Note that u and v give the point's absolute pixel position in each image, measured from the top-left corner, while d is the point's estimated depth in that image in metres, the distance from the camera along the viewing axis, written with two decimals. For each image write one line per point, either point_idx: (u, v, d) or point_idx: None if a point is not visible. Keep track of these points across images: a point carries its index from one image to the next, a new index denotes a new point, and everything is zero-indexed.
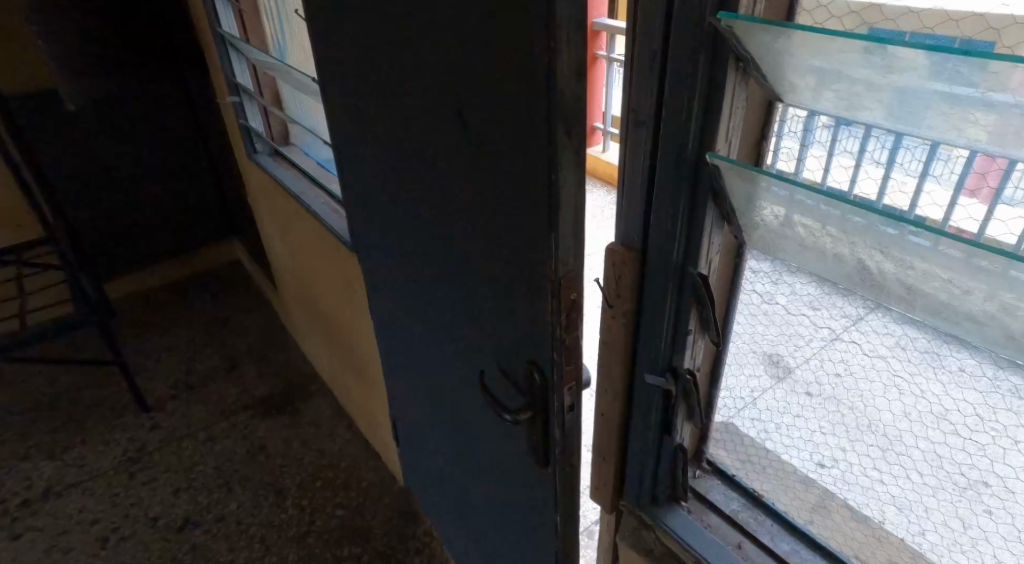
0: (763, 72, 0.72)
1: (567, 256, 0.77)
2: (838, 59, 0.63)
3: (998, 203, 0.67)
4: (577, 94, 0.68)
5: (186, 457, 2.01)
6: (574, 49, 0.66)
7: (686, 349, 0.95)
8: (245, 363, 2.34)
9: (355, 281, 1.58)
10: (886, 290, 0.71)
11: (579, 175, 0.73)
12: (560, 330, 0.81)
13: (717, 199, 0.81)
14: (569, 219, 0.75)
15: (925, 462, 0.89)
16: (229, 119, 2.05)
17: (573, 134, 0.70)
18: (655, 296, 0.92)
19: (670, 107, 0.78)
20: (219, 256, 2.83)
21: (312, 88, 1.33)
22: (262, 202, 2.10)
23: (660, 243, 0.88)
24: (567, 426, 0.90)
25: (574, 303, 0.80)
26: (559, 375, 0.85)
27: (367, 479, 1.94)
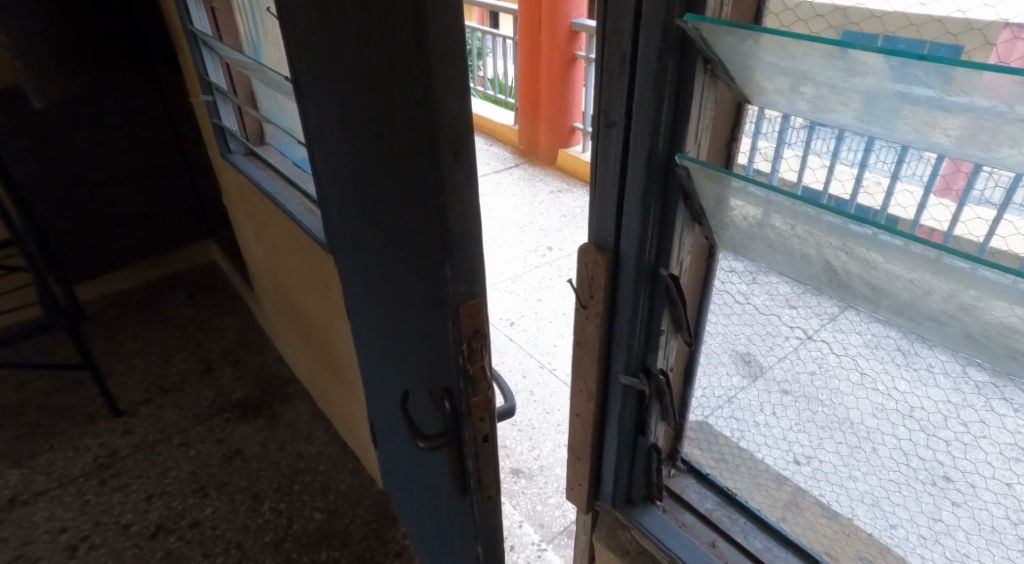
0: (731, 74, 0.72)
1: (464, 280, 0.72)
2: (803, 61, 0.64)
3: (966, 204, 0.67)
4: (459, 115, 0.62)
5: (163, 462, 1.98)
6: (449, 65, 0.59)
7: (659, 349, 0.95)
8: (220, 366, 2.31)
9: (332, 281, 1.57)
10: (851, 289, 0.73)
11: (467, 202, 0.67)
12: (464, 360, 0.77)
13: (687, 198, 0.82)
14: (459, 242, 0.69)
15: (892, 457, 0.90)
16: (203, 119, 2.02)
17: (461, 156, 0.64)
18: (628, 297, 0.92)
19: (641, 110, 0.78)
20: (188, 260, 2.77)
21: (285, 87, 1.31)
22: (237, 201, 2.07)
23: (632, 243, 0.88)
24: (482, 456, 0.86)
25: (478, 333, 0.77)
26: (468, 405, 0.81)
27: (346, 482, 1.93)
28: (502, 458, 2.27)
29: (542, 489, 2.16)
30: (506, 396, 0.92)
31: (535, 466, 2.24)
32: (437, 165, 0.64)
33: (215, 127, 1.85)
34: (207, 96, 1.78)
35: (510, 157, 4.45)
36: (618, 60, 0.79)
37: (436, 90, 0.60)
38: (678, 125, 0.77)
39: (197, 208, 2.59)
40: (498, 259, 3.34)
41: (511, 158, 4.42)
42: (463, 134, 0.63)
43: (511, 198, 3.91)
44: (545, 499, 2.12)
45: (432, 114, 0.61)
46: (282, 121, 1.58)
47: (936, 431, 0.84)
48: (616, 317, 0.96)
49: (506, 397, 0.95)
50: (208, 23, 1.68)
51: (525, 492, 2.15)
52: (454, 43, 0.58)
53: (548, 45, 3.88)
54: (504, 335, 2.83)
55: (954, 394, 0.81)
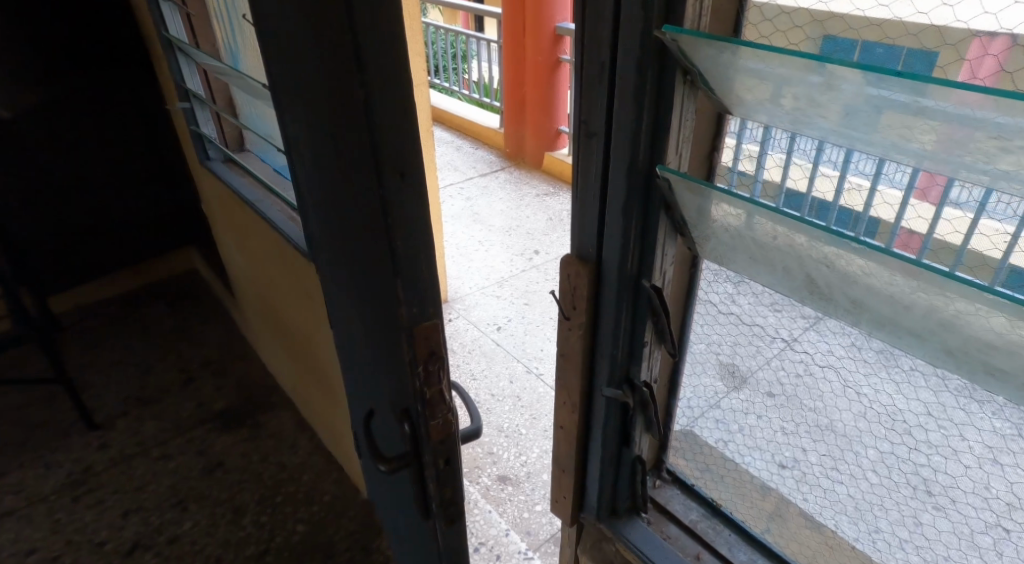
0: (710, 85, 0.71)
1: (417, 300, 0.72)
2: (783, 73, 0.63)
3: (946, 204, 0.67)
4: (400, 135, 0.61)
5: (141, 477, 1.94)
6: (388, 84, 0.59)
7: (642, 360, 0.91)
8: (201, 376, 2.27)
9: (314, 290, 1.55)
10: (833, 302, 0.72)
11: (416, 219, 0.67)
12: (420, 384, 0.77)
13: (671, 210, 0.79)
14: (409, 263, 0.69)
15: (874, 466, 0.90)
16: (180, 126, 1.99)
17: (408, 176, 0.64)
18: (608, 313, 0.89)
19: (618, 122, 0.77)
20: (169, 267, 2.70)
21: (262, 94, 1.28)
22: (216, 209, 2.04)
23: (613, 253, 0.85)
24: (443, 478, 0.85)
25: (433, 355, 0.77)
26: (426, 428, 0.80)
27: (330, 492, 1.90)
28: (489, 465, 2.26)
29: (528, 496, 2.14)
30: (471, 417, 0.90)
31: (521, 472, 2.22)
32: (381, 185, 0.63)
33: (193, 134, 1.83)
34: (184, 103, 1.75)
35: (496, 161, 4.44)
36: (593, 68, 0.78)
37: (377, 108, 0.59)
38: (659, 136, 0.75)
39: (176, 216, 2.54)
40: (483, 264, 3.33)
41: (497, 162, 4.40)
42: (407, 154, 0.63)
43: (498, 202, 3.90)
44: (533, 506, 2.11)
45: (373, 132, 0.60)
46: (259, 126, 1.56)
47: (922, 434, 0.83)
48: (600, 331, 0.92)
49: (473, 416, 0.93)
50: (184, 28, 1.65)
51: (511, 499, 2.13)
52: (391, 58, 0.57)
53: (533, 49, 3.87)
54: (491, 340, 2.82)
55: (933, 400, 0.80)
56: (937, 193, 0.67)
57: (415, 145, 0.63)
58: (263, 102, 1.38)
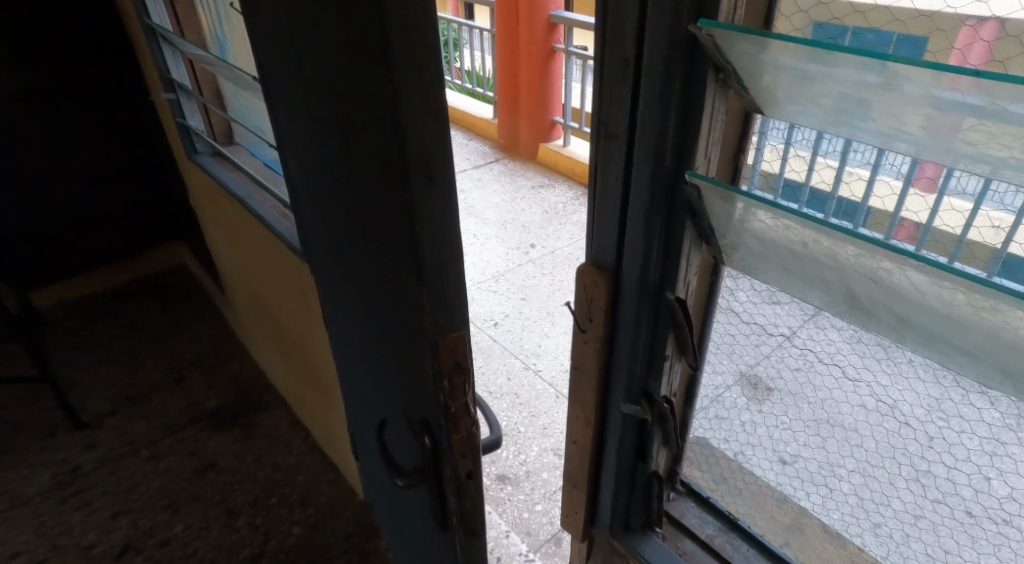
0: (745, 83, 0.65)
1: (443, 309, 0.64)
2: (834, 72, 0.57)
3: (946, 194, 0.64)
4: (431, 133, 0.54)
5: (129, 478, 1.87)
6: (418, 76, 0.51)
7: (662, 375, 0.86)
8: (192, 374, 2.20)
9: (308, 289, 1.49)
10: (877, 318, 0.67)
11: (444, 225, 0.60)
12: (444, 397, 0.69)
13: (695, 216, 0.74)
14: (436, 273, 0.62)
15: (882, 465, 0.87)
16: (165, 118, 1.92)
17: (437, 177, 0.57)
18: (628, 325, 0.84)
19: (644, 124, 0.71)
20: (158, 264, 2.57)
21: (252, 85, 1.21)
22: (204, 204, 1.97)
23: (635, 264, 0.79)
24: (464, 494, 0.78)
25: (459, 367, 0.69)
26: (448, 443, 0.73)
27: (325, 494, 1.85)
28: (487, 464, 2.21)
29: (528, 496, 2.10)
30: (491, 428, 0.84)
31: (521, 471, 2.18)
32: (407, 191, 0.56)
33: (179, 126, 1.76)
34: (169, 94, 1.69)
35: (490, 152, 4.36)
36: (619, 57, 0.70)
37: (404, 103, 0.52)
38: (687, 138, 0.69)
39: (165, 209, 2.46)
40: (478, 258, 3.27)
41: (492, 153, 4.33)
42: (436, 154, 0.55)
43: (493, 194, 3.84)
44: (532, 506, 2.06)
45: (399, 130, 0.53)
46: (246, 119, 1.49)
47: (920, 426, 0.80)
48: (617, 344, 0.87)
49: (492, 426, 0.88)
50: (167, 16, 1.58)
51: (510, 499, 2.09)
52: (421, 48, 0.50)
53: (528, 38, 3.79)
54: (487, 336, 2.77)
55: (933, 389, 0.77)
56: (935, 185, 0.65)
57: (445, 143, 0.55)
58: (252, 94, 1.31)
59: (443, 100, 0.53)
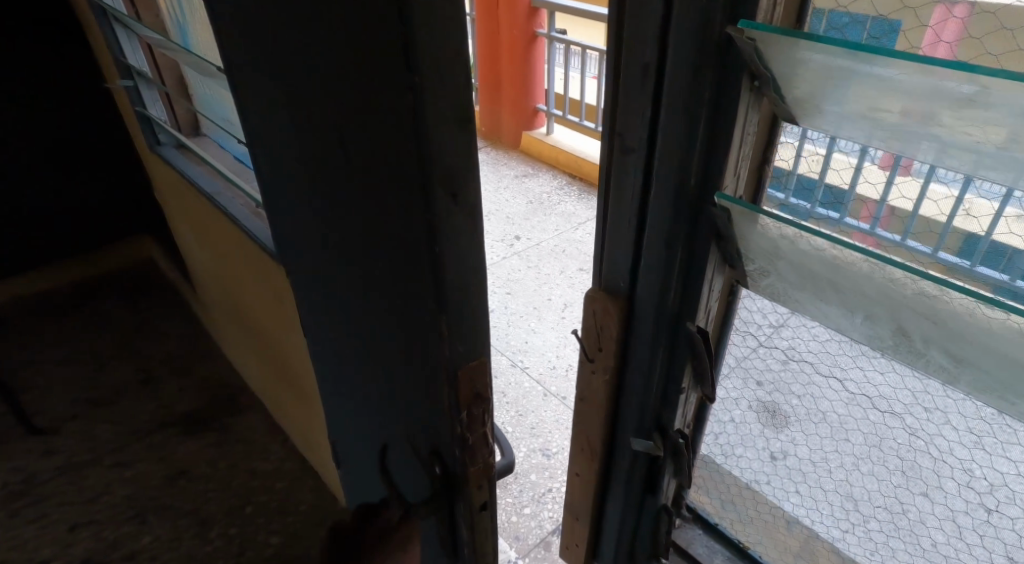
0: (784, 92, 0.57)
1: (464, 337, 0.55)
2: (899, 85, 0.49)
3: (930, 183, 0.59)
4: (456, 145, 0.44)
5: (91, 488, 1.77)
6: (444, 76, 0.41)
7: (676, 408, 0.78)
8: (160, 372, 2.06)
9: (285, 294, 1.38)
10: (925, 358, 0.60)
11: (470, 246, 0.50)
12: (461, 429, 0.61)
13: (721, 237, 0.65)
14: (458, 298, 0.52)
15: (877, 474, 0.82)
16: (123, 106, 1.78)
17: (462, 197, 0.47)
18: (642, 357, 0.76)
19: (666, 138, 0.62)
20: (126, 258, 2.37)
21: (216, 75, 1.09)
22: (170, 198, 1.85)
23: (651, 293, 0.71)
24: (478, 527, 0.67)
25: (479, 398, 0.60)
26: (462, 474, 0.63)
27: (306, 501, 1.74)
28: None
29: (516, 499, 2.03)
30: (502, 452, 0.76)
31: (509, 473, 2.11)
32: (430, 211, 0.47)
33: (138, 115, 1.64)
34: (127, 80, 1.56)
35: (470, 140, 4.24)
36: (649, 49, 0.61)
37: (426, 107, 0.42)
38: (716, 151, 0.60)
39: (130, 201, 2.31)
40: None
41: None
42: (461, 170, 0.46)
43: None
44: (521, 509, 2.00)
45: (420, 141, 0.43)
46: (211, 110, 1.37)
47: (915, 433, 0.76)
48: (628, 375, 0.79)
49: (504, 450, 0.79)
50: None
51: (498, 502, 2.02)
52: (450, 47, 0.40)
53: (509, 22, 3.67)
54: None
55: (929, 398, 0.73)
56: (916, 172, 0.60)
57: (473, 155, 0.45)
58: (216, 83, 1.19)
59: (471, 105, 0.43)
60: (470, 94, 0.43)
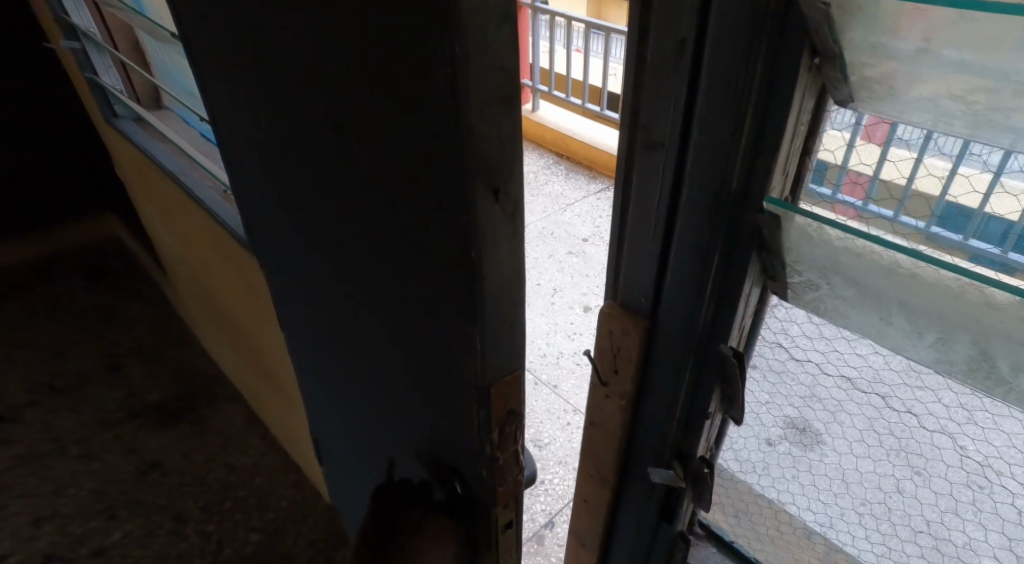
0: (850, 76, 0.48)
1: (498, 355, 0.44)
2: (1015, 63, 0.40)
3: (926, 153, 0.49)
4: (497, 130, 0.34)
5: (55, 478, 1.62)
6: (490, 37, 0.31)
7: (701, 435, 0.68)
8: (129, 361, 1.91)
9: (256, 284, 1.26)
10: (1008, 385, 0.49)
11: (512, 252, 0.39)
12: (490, 449, 0.49)
13: (763, 248, 0.55)
14: (494, 309, 0.41)
15: (923, 501, 0.73)
16: (74, 74, 1.62)
17: (503, 194, 0.37)
18: (666, 380, 0.66)
19: (707, 131, 0.51)
20: (85, 234, 2.27)
21: (169, 39, 0.95)
22: (133, 177, 1.70)
23: (678, 311, 0.61)
24: (502, 551, 0.56)
25: (512, 414, 0.48)
26: (488, 494, 0.52)
27: (287, 497, 1.60)
28: None
29: None
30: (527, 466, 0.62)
31: None
32: (466, 214, 0.36)
33: (90, 82, 1.48)
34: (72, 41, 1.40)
35: None
36: (688, 20, 0.49)
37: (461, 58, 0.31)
38: (762, 150, 0.50)
39: (93, 180, 2.15)
40: None
41: None
42: (500, 154, 0.35)
43: None
44: None
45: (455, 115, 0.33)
46: (168, 80, 1.22)
47: (971, 458, 0.66)
48: (646, 400, 0.69)
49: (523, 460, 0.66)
50: None
51: None
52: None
53: None
54: None
55: (988, 421, 0.63)
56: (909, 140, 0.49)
57: (516, 145, 0.35)
58: (172, 50, 1.05)
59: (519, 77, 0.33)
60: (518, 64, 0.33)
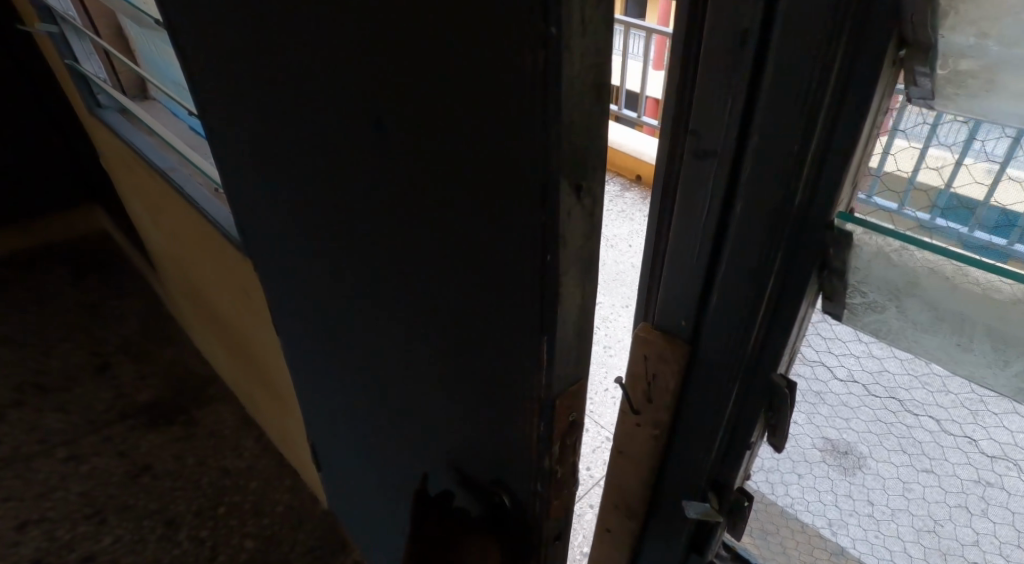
0: (942, 67, 0.40)
1: (567, 357, 0.44)
2: None
3: (934, 140, 0.44)
4: (587, 124, 0.35)
5: (42, 481, 1.55)
6: (590, 20, 0.32)
7: (740, 467, 0.62)
8: (118, 360, 1.85)
9: (250, 286, 1.19)
10: None
11: (587, 254, 0.40)
12: (549, 463, 0.49)
13: (826, 267, 0.48)
14: (563, 314, 0.41)
15: (984, 537, 0.67)
16: (56, 63, 1.55)
17: (584, 195, 0.38)
18: (704, 411, 0.60)
19: (769, 135, 0.45)
20: (73, 227, 2.25)
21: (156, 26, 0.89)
22: (120, 172, 1.63)
23: (724, 337, 0.55)
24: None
25: (572, 427, 0.48)
26: (541, 509, 0.51)
27: (283, 502, 1.52)
28: None
29: None
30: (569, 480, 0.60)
31: None
32: (549, 212, 0.37)
33: (71, 70, 1.40)
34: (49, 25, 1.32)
35: None
36: (751, 8, 0.43)
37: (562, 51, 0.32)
38: (831, 158, 0.43)
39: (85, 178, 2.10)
40: None
41: None
42: (587, 157, 0.36)
43: None
44: None
45: (551, 115, 0.34)
46: (154, 70, 1.15)
47: None
48: (682, 430, 0.63)
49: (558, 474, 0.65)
50: None
51: None
52: None
53: None
54: None
55: None
56: (906, 125, 0.45)
57: (603, 137, 0.36)
58: (159, 37, 0.99)
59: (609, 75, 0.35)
60: (608, 51, 0.33)
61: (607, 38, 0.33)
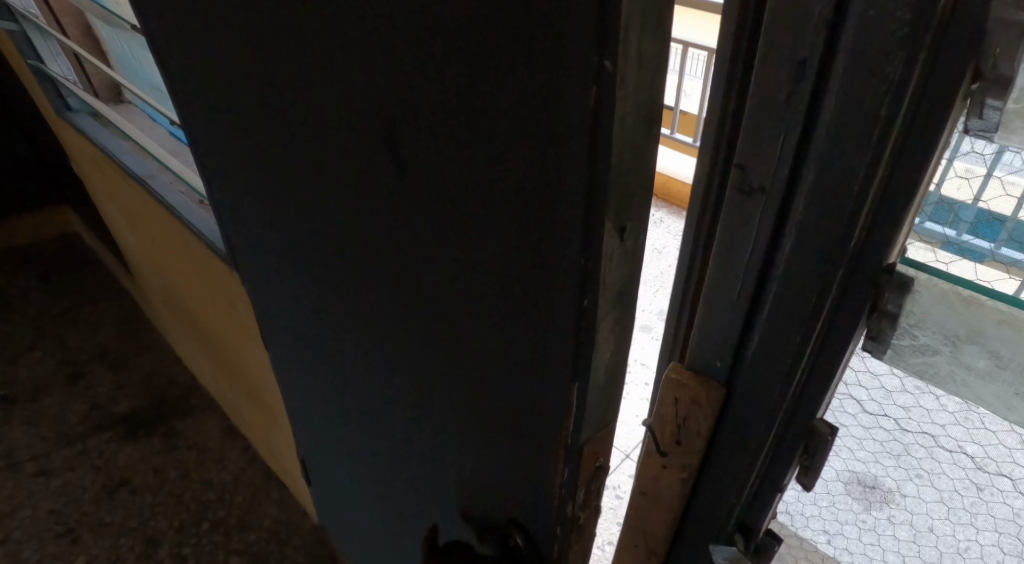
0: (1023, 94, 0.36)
1: (607, 384, 0.47)
2: None
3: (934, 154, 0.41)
4: (641, 162, 0.38)
5: (9, 498, 1.59)
6: (646, 62, 0.35)
7: (771, 508, 0.59)
8: (97, 372, 1.91)
9: (238, 301, 1.15)
10: None
11: (626, 281, 0.43)
12: (574, 508, 0.52)
13: (876, 308, 0.45)
14: (602, 345, 0.44)
15: None
16: (19, 64, 1.47)
17: (627, 232, 0.41)
18: (732, 455, 0.57)
19: (829, 172, 0.41)
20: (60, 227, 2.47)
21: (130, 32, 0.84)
22: (92, 176, 1.56)
23: (762, 381, 0.51)
24: None
25: (597, 471, 0.51)
26: (559, 552, 0.55)
27: (270, 516, 1.54)
28: None
29: None
30: None
31: None
32: (595, 250, 0.39)
33: (36, 73, 1.33)
34: (9, 24, 1.25)
35: None
36: (811, 35, 0.39)
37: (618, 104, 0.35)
38: (892, 193, 0.40)
39: None
40: None
41: None
42: (633, 195, 0.39)
43: None
44: None
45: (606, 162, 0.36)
46: (130, 73, 1.09)
47: None
48: (710, 472, 0.60)
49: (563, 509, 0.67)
50: None
51: None
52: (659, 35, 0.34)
53: None
54: None
55: None
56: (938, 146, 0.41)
57: (650, 173, 0.39)
58: (134, 40, 0.94)
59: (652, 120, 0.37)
60: (661, 94, 0.36)
61: (661, 75, 0.36)
